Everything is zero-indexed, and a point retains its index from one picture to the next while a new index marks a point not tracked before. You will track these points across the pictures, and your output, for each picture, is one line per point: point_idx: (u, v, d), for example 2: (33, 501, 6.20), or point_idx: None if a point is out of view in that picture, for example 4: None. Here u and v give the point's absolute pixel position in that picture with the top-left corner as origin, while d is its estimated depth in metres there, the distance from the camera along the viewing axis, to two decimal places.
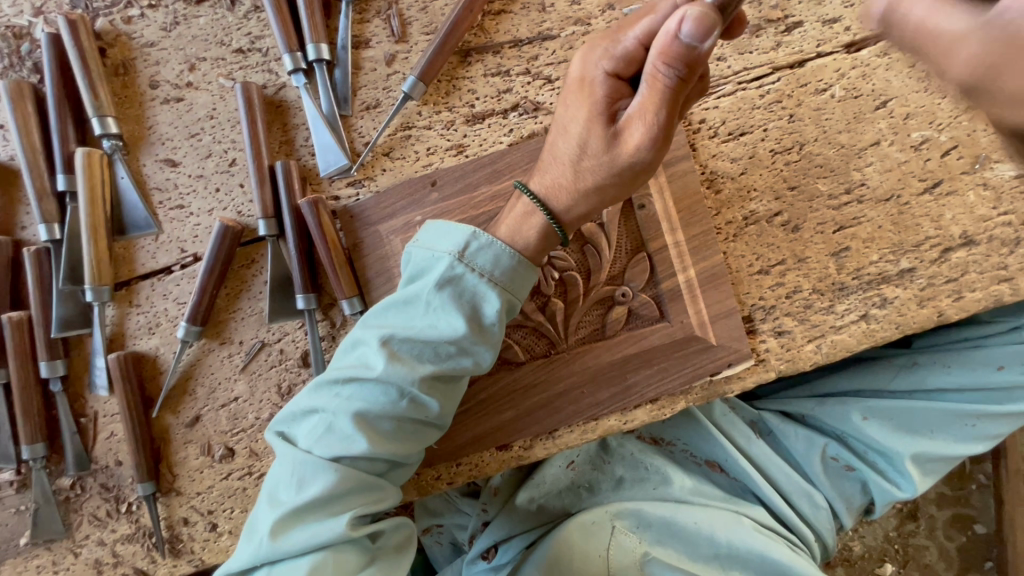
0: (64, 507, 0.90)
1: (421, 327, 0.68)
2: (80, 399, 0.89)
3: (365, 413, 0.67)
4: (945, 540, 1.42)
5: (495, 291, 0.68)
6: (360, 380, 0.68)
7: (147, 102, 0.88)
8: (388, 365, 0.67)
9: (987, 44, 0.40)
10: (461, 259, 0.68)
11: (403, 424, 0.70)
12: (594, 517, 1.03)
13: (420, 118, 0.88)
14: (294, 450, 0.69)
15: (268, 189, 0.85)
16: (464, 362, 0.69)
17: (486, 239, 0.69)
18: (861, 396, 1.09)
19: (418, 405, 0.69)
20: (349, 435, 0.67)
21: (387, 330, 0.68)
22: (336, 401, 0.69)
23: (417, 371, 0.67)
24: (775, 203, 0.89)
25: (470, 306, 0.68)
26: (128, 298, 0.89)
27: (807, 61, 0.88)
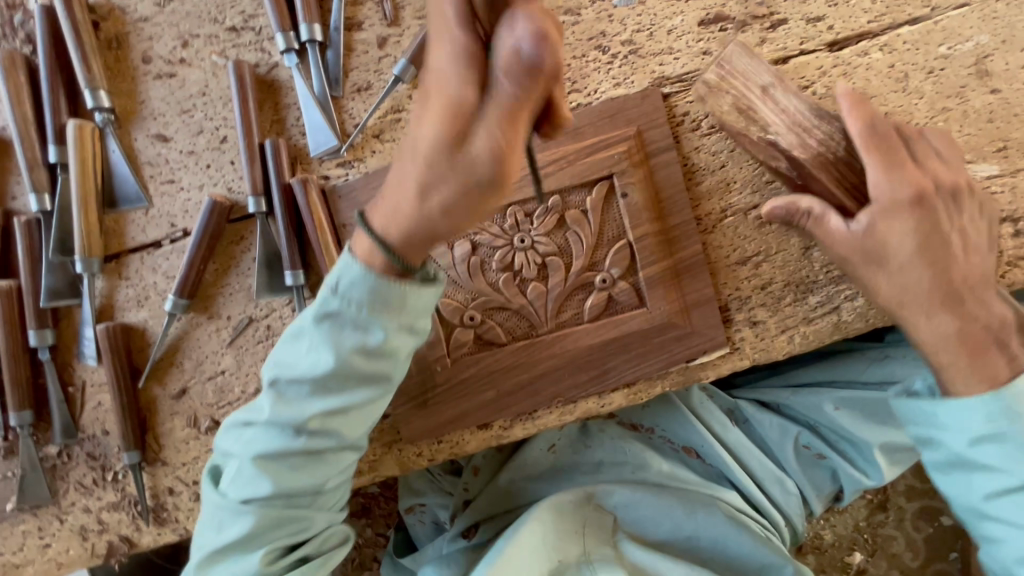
0: (50, 474, 0.92)
1: (304, 368, 0.73)
2: (69, 368, 0.91)
3: (264, 455, 0.75)
4: (912, 531, 1.47)
5: (374, 324, 0.70)
6: (262, 423, 0.76)
7: (139, 77, 0.89)
8: (277, 411, 0.74)
9: (850, 246, 0.84)
10: (335, 293, 0.70)
11: (308, 455, 0.75)
12: (571, 497, 1.04)
13: (410, 101, 0.89)
14: (215, 493, 0.79)
15: (258, 167, 0.86)
16: (359, 395, 0.74)
17: (348, 271, 0.69)
18: (835, 387, 1.13)
19: (319, 437, 0.75)
20: (254, 478, 0.75)
21: (277, 371, 0.75)
22: (242, 444, 0.77)
23: (303, 412, 0.74)
24: (754, 195, 0.91)
25: (347, 345, 0.71)
26: (117, 271, 0.90)
27: (790, 58, 0.91)
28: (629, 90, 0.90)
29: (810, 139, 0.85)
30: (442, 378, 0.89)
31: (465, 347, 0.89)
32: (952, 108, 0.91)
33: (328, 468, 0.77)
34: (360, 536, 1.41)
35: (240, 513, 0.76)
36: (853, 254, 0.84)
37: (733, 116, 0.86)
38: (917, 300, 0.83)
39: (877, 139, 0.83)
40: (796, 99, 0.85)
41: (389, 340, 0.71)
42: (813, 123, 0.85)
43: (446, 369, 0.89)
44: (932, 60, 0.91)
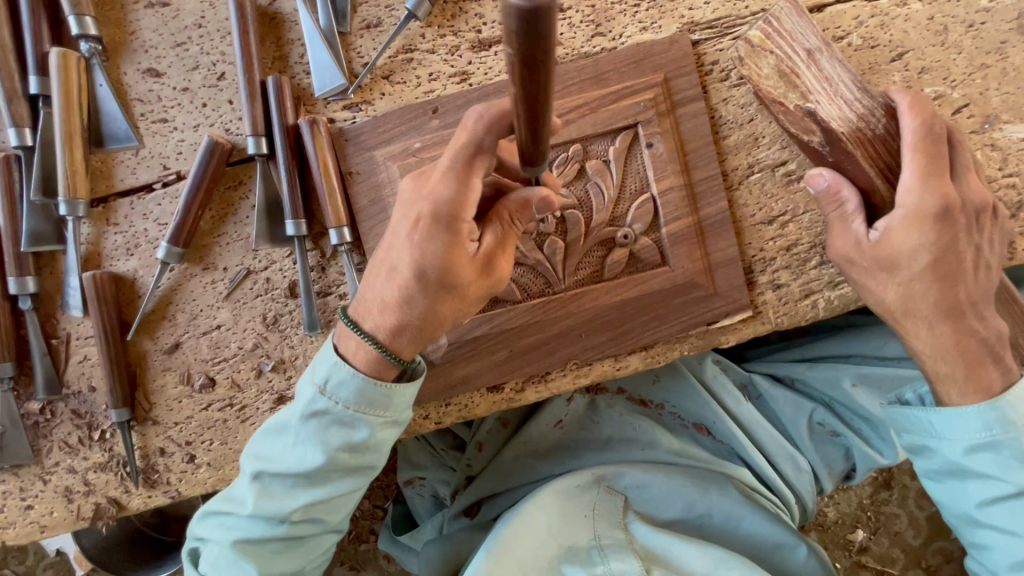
0: (32, 432, 0.86)
1: (287, 463, 0.69)
2: (52, 319, 0.85)
3: (248, 539, 0.70)
4: (915, 509, 1.46)
5: (362, 419, 0.68)
6: (242, 509, 0.71)
7: (130, 5, 0.82)
8: (258, 503, 0.69)
9: (854, 247, 0.78)
10: (324, 392, 0.67)
11: (291, 541, 0.71)
12: (579, 480, 1.00)
13: (423, 41, 0.84)
14: (195, 574, 0.73)
15: (259, 106, 0.80)
16: (345, 483, 0.70)
17: (341, 369, 0.67)
18: (851, 362, 1.10)
19: (302, 525, 0.71)
20: (235, 562, 0.70)
21: (259, 463, 0.70)
22: (222, 529, 0.72)
23: (288, 503, 0.69)
24: (782, 152, 0.87)
25: (334, 439, 0.68)
26: (105, 217, 0.84)
27: (825, 7, 0.86)
28: (656, 35, 0.85)
29: (850, 113, 0.78)
30: (451, 338, 0.85)
31: None
32: (991, 65, 0.87)
33: (310, 552, 0.73)
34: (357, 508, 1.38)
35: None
36: (850, 256, 0.79)
37: (772, 82, 0.79)
38: (922, 310, 0.76)
39: (926, 137, 0.75)
40: (841, 67, 0.77)
41: (375, 435, 0.69)
42: (856, 97, 0.77)
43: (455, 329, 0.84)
44: (972, 13, 0.87)
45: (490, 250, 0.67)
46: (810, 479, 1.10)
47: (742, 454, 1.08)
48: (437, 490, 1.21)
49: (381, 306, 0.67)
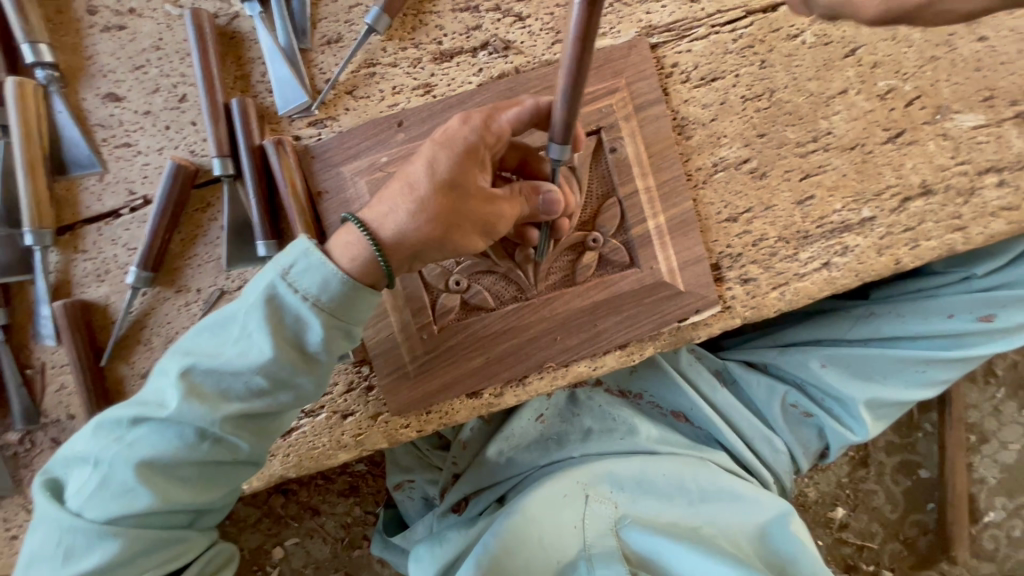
0: (13, 463, 0.86)
1: (230, 358, 0.65)
2: (25, 350, 0.85)
3: (152, 461, 0.65)
4: (892, 484, 1.51)
5: (320, 318, 0.64)
6: (153, 421, 0.65)
7: (85, 30, 0.81)
8: (184, 403, 0.64)
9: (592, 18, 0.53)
10: (285, 278, 0.64)
11: (205, 467, 0.68)
12: (564, 490, 0.99)
13: (385, 54, 0.84)
14: (59, 509, 0.67)
15: (223, 126, 0.80)
16: (283, 397, 0.67)
17: (315, 259, 0.64)
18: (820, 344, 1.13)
19: (224, 446, 0.67)
20: (133, 486, 0.64)
21: (191, 359, 0.65)
22: (117, 444, 0.65)
23: (219, 409, 0.64)
24: (744, 150, 0.89)
25: (287, 334, 0.65)
26: (73, 244, 0.84)
27: (779, 6, 0.88)
28: (615, 41, 0.86)
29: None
30: (429, 347, 0.86)
31: (452, 313, 0.86)
32: (940, 57, 0.89)
33: (221, 484, 0.70)
34: (348, 516, 1.39)
35: (119, 520, 0.65)
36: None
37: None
38: None
39: None
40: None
41: (327, 344, 0.66)
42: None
43: (431, 338, 0.86)
44: None
45: (500, 194, 0.70)
46: (787, 460, 1.14)
47: (720, 438, 1.11)
48: (426, 492, 1.22)
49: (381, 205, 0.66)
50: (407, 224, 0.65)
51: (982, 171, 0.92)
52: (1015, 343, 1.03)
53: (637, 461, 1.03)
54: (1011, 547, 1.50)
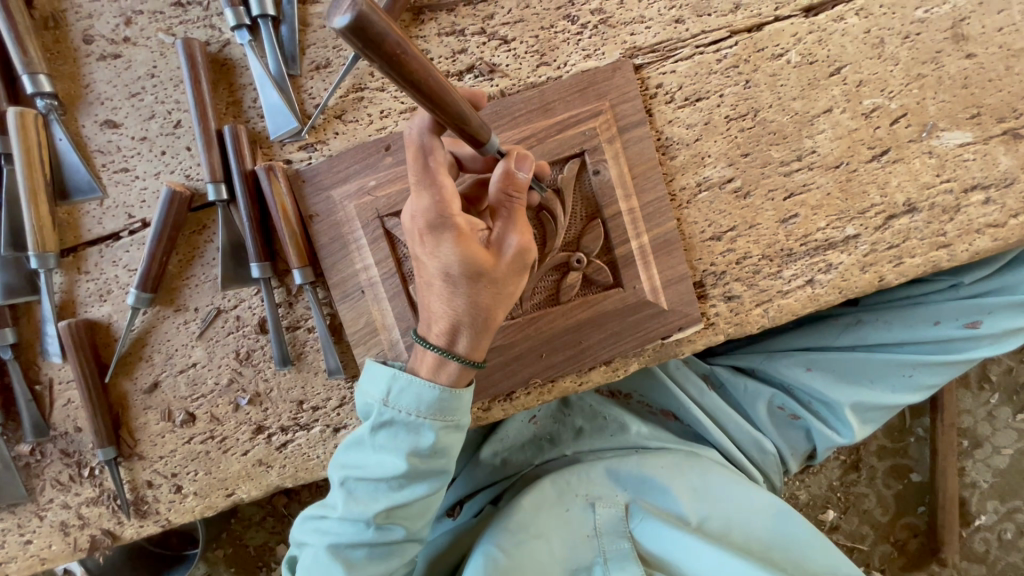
0: (25, 472, 0.91)
1: (370, 470, 0.72)
2: (34, 366, 0.89)
3: (335, 550, 0.74)
4: (883, 488, 1.53)
5: (427, 424, 0.70)
6: (333, 519, 0.75)
7: (82, 58, 0.84)
8: (347, 508, 0.73)
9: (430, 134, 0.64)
10: (388, 404, 0.70)
11: (376, 550, 0.75)
12: (566, 503, 0.97)
13: (372, 79, 0.86)
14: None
15: (216, 153, 0.82)
16: (416, 490, 0.72)
17: (406, 378, 0.70)
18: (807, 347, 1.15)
19: (386, 525, 0.73)
20: (326, 569, 0.73)
21: (345, 471, 0.74)
22: (315, 539, 0.76)
23: (371, 507, 0.72)
24: (728, 169, 0.90)
25: (406, 449, 0.70)
26: (76, 265, 0.87)
27: (764, 25, 0.88)
28: (599, 62, 0.87)
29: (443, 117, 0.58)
30: None
31: None
32: (927, 75, 0.89)
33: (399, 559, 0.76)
34: None
35: (317, 557, 0.74)
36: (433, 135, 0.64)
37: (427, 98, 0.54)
38: None
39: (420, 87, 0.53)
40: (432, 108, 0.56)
41: (439, 440, 0.70)
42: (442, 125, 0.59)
43: None
44: (908, 24, 0.89)
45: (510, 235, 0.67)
46: (775, 461, 1.16)
47: (708, 439, 1.13)
48: None
49: (444, 273, 0.64)
50: (481, 286, 0.64)
51: (968, 188, 0.92)
52: (1004, 347, 1.04)
53: (634, 460, 1.03)
54: (1002, 550, 1.51)
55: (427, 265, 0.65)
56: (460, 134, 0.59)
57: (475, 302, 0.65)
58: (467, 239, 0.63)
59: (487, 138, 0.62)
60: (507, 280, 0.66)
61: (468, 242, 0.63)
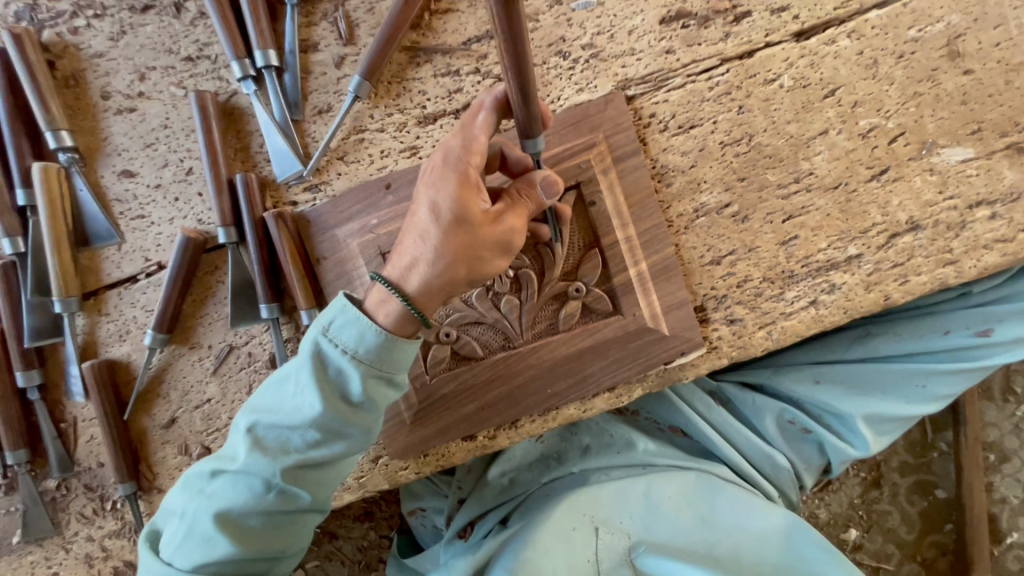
0: (51, 507, 0.94)
1: (286, 414, 0.68)
2: (59, 405, 0.93)
3: (227, 511, 0.69)
4: (907, 505, 1.48)
5: (359, 370, 0.66)
6: (227, 475, 0.70)
7: (100, 113, 0.89)
8: (250, 457, 0.68)
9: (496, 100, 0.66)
10: (326, 335, 0.67)
11: (274, 516, 0.71)
12: (573, 522, 0.98)
13: (372, 120, 0.89)
14: (158, 560, 0.72)
15: (226, 198, 0.86)
16: (334, 448, 0.69)
17: (352, 313, 0.66)
18: (814, 360, 1.13)
19: (291, 486, 0.69)
20: (210, 536, 0.68)
21: (258, 416, 0.69)
22: (201, 498, 0.70)
23: (279, 461, 0.68)
24: (725, 194, 0.91)
25: (333, 396, 0.67)
26: (97, 308, 0.91)
27: (755, 52, 0.89)
28: (592, 95, 0.89)
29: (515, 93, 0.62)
30: (422, 396, 0.90)
31: (443, 363, 0.90)
32: (924, 93, 0.89)
33: (294, 530, 0.73)
34: (364, 539, 1.43)
35: (201, 519, 0.69)
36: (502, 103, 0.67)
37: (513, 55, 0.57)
38: None
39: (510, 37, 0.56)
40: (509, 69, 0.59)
41: (369, 392, 0.67)
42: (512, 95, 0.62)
43: (424, 388, 0.90)
44: (902, 44, 0.89)
45: (504, 210, 0.66)
46: (789, 475, 1.14)
47: (719, 455, 1.12)
48: (436, 521, 1.21)
49: (432, 204, 0.64)
50: (459, 235, 0.63)
51: (973, 205, 0.91)
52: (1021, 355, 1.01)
53: (642, 482, 1.03)
54: None
55: (421, 192, 0.65)
56: (519, 116, 0.63)
57: (445, 246, 0.64)
58: (467, 190, 0.63)
59: (535, 135, 0.65)
60: (485, 245, 0.65)
61: (467, 192, 0.63)
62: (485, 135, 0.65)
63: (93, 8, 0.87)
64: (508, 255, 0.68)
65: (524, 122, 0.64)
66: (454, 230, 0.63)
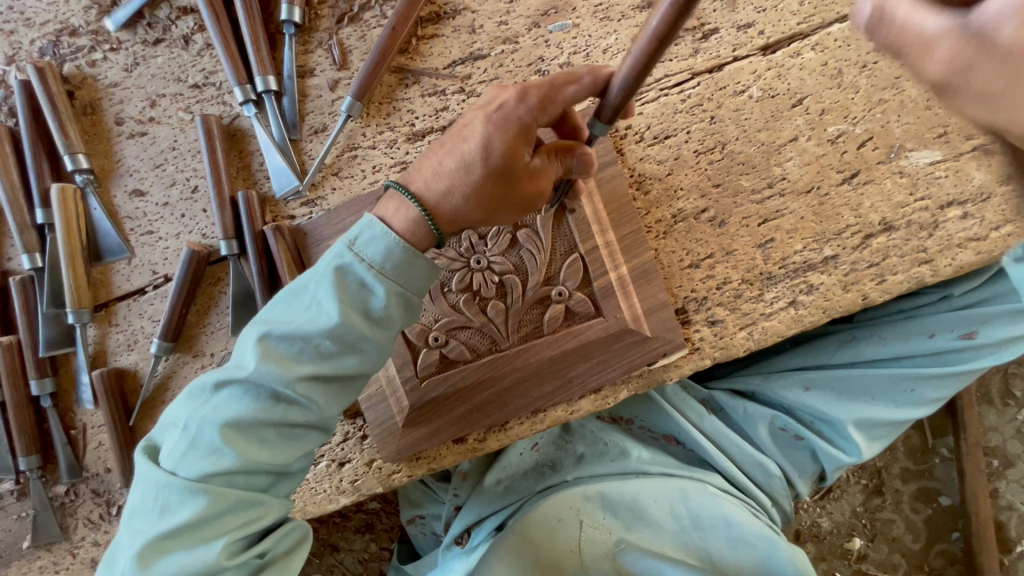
0: (60, 513, 0.98)
1: (302, 324, 0.69)
2: (70, 413, 0.98)
3: (235, 422, 0.68)
4: (911, 513, 1.47)
5: (383, 283, 0.69)
6: (235, 386, 0.69)
7: (114, 138, 0.96)
8: (261, 365, 0.68)
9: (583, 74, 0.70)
10: (352, 249, 0.70)
11: (283, 428, 0.71)
12: (559, 514, 1.02)
13: (364, 138, 0.95)
14: (158, 472, 0.70)
15: (228, 213, 0.92)
16: (349, 361, 0.71)
17: (379, 230, 0.69)
18: (800, 366, 1.15)
19: (303, 399, 0.70)
20: (217, 447, 0.67)
21: (270, 327, 0.70)
22: (205, 410, 0.69)
23: (295, 370, 0.69)
24: (701, 200, 0.95)
25: (354, 308, 0.69)
26: (107, 319, 0.97)
27: (724, 65, 0.94)
28: None
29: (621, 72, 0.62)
30: (412, 400, 0.93)
31: (432, 368, 0.93)
32: (888, 100, 0.93)
33: (299, 446, 0.73)
34: (364, 552, 1.44)
35: (207, 430, 0.67)
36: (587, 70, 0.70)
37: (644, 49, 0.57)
38: None
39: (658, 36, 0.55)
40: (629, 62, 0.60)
41: (390, 308, 0.70)
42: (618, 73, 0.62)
43: (415, 391, 0.93)
44: (864, 54, 0.93)
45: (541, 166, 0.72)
46: (782, 483, 1.13)
47: (712, 463, 1.11)
48: (435, 526, 1.24)
49: (484, 141, 0.67)
50: (493, 182, 0.68)
51: (943, 205, 0.94)
52: (1005, 356, 1.03)
53: (631, 487, 1.03)
54: None
55: (479, 122, 0.69)
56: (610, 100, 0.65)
57: (482, 187, 0.68)
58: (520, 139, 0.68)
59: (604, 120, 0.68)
60: (510, 200, 0.71)
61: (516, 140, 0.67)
62: (565, 103, 0.69)
63: (109, 43, 0.95)
64: (525, 212, 0.74)
65: (607, 110, 0.66)
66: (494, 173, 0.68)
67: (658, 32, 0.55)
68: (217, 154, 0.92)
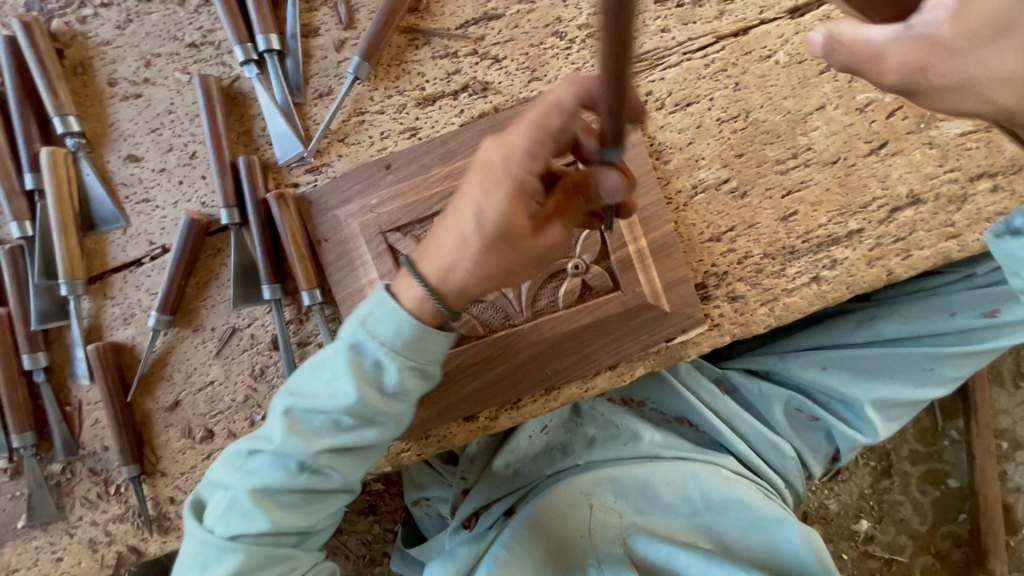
0: (56, 492, 0.94)
1: (320, 400, 0.69)
2: (64, 388, 0.94)
3: (264, 489, 0.69)
4: (919, 495, 1.46)
5: (395, 361, 0.67)
6: (264, 454, 0.70)
7: (107, 100, 0.91)
8: (285, 439, 0.68)
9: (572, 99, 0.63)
10: (366, 326, 0.68)
11: (309, 494, 0.71)
12: (569, 500, 0.99)
13: (372, 102, 0.90)
14: (200, 529, 0.72)
15: (229, 179, 0.87)
16: (367, 435, 0.70)
17: (392, 306, 0.67)
18: (818, 345, 1.12)
19: (326, 469, 0.70)
20: (249, 512, 0.69)
21: (293, 399, 0.70)
22: (239, 475, 0.71)
23: (315, 444, 0.68)
24: (723, 170, 0.91)
25: (367, 383, 0.68)
26: (102, 291, 0.93)
27: (750, 29, 0.90)
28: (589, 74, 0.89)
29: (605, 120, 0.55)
30: None
31: None
32: None
33: (323, 509, 0.72)
34: (368, 533, 1.42)
35: (240, 495, 0.69)
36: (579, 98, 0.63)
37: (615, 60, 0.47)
38: None
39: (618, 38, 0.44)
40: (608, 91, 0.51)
41: (403, 384, 0.68)
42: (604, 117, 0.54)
43: None
44: None
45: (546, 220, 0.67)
46: (795, 465, 1.11)
47: (725, 445, 1.08)
48: (441, 509, 1.21)
49: (478, 213, 0.63)
50: (493, 255, 0.64)
51: (974, 177, 0.90)
52: None
53: (643, 471, 1.01)
54: None
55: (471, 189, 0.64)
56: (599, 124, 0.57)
57: (485, 262, 0.64)
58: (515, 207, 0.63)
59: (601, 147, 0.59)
60: (518, 261, 0.66)
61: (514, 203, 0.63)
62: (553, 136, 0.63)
63: None
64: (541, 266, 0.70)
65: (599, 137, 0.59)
66: (495, 241, 0.64)
67: (609, 73, 0.48)
68: (217, 118, 0.88)
